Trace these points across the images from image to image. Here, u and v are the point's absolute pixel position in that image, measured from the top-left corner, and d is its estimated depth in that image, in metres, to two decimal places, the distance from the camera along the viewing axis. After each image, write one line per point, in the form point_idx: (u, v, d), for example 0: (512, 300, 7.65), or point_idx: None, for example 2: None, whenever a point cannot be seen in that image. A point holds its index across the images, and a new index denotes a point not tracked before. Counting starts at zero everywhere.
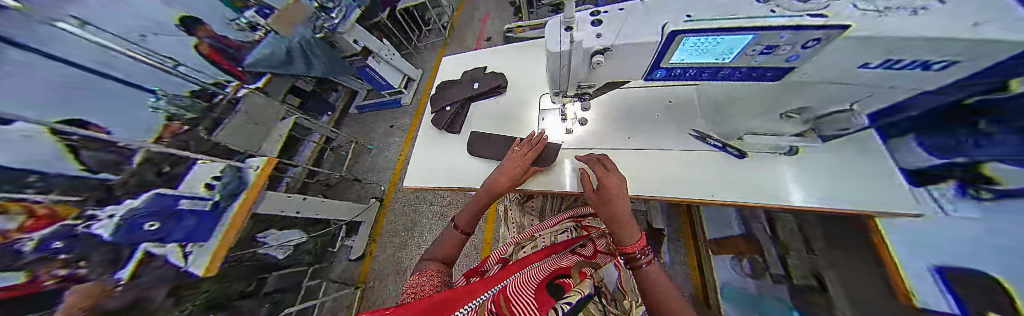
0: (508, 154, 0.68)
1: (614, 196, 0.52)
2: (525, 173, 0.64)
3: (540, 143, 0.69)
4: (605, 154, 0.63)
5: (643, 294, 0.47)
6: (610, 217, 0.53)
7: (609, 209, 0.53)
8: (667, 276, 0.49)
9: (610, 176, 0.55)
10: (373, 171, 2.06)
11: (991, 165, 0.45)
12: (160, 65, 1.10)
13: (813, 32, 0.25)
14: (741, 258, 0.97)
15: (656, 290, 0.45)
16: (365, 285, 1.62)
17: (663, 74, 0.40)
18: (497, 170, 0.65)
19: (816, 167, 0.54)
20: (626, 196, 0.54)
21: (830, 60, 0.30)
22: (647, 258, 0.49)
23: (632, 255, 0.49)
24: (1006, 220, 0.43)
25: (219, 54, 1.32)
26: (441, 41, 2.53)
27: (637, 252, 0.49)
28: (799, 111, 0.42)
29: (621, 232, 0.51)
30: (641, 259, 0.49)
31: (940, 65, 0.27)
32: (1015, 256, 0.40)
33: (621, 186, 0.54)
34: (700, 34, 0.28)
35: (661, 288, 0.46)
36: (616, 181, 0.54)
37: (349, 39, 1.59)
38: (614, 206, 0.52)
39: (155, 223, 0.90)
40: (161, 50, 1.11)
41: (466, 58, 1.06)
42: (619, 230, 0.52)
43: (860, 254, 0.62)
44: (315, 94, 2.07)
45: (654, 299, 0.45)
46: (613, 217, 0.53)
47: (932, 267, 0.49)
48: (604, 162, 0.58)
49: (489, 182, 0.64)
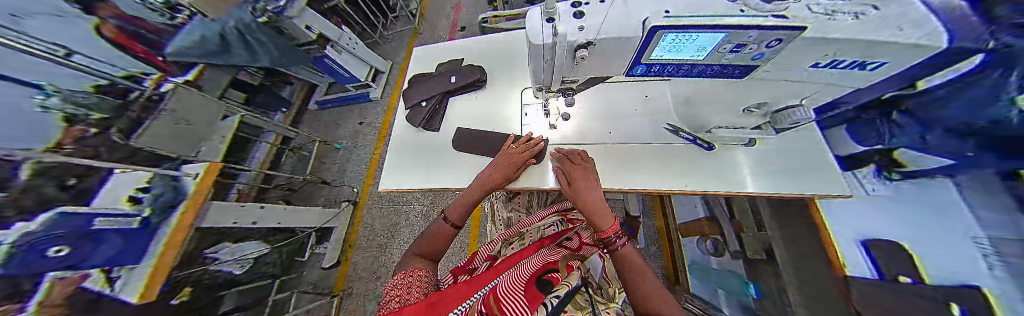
0: (503, 150, 0.68)
1: (580, 188, 0.57)
2: (517, 170, 0.64)
3: (538, 145, 0.67)
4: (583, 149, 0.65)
5: (622, 276, 0.49)
6: (585, 208, 0.56)
7: (580, 200, 0.57)
8: (641, 259, 0.52)
9: (581, 167, 0.60)
10: (344, 173, 1.90)
11: (900, 151, 0.59)
12: (50, 56, 0.86)
13: (777, 31, 0.26)
14: (705, 238, 1.08)
15: (635, 279, 0.47)
16: (341, 292, 1.55)
17: (644, 69, 0.41)
18: (491, 166, 0.64)
19: (770, 156, 0.61)
20: (596, 187, 0.58)
21: (786, 59, 0.32)
22: (621, 241, 0.52)
23: (608, 240, 0.52)
24: (912, 195, 0.58)
25: (129, 38, 1.11)
26: (411, 29, 2.36)
27: (611, 236, 0.52)
28: (759, 106, 0.45)
29: (597, 220, 0.55)
30: (617, 242, 0.52)
31: (873, 66, 0.31)
32: (925, 225, 0.53)
33: (588, 178, 0.59)
34: (678, 30, 0.28)
35: (635, 273, 0.48)
36: (592, 178, 0.59)
37: (301, 26, 1.39)
38: (582, 197, 0.56)
39: (65, 248, 0.72)
40: (43, 35, 0.86)
41: (440, 49, 0.99)
42: (596, 220, 0.55)
43: (801, 232, 0.72)
44: (267, 88, 1.81)
45: (633, 286, 0.46)
46: (586, 208, 0.56)
47: (857, 239, 0.60)
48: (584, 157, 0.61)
49: (484, 176, 0.63)
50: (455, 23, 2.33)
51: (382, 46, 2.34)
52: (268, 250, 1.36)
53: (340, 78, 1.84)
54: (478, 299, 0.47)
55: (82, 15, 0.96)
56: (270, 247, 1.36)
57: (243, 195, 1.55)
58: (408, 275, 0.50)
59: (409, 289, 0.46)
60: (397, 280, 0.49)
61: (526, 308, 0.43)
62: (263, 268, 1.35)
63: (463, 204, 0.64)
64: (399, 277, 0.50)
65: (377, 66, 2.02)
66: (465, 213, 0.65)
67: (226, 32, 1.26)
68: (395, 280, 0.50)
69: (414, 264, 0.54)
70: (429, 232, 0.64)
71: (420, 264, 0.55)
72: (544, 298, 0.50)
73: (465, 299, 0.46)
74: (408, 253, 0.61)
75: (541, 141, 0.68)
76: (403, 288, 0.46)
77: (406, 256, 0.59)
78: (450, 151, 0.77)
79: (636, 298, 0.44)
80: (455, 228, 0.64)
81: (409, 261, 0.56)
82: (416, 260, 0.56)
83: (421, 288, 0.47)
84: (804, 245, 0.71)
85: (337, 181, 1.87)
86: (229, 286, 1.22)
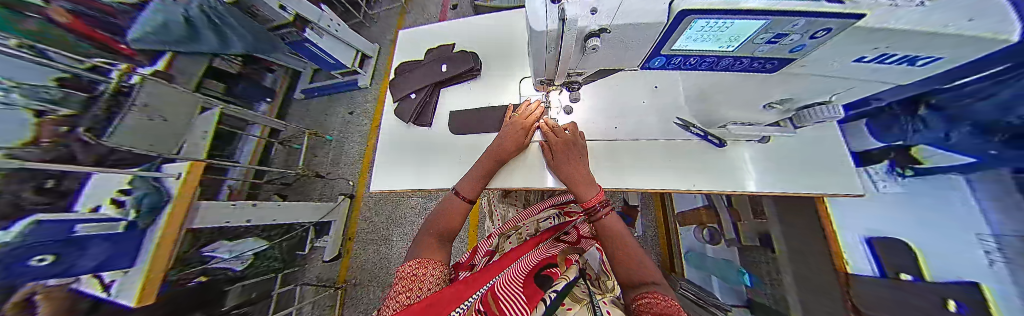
0: (507, 121, 0.65)
1: (561, 161, 0.58)
2: (527, 136, 0.63)
3: (538, 110, 0.64)
4: (574, 123, 0.63)
5: (603, 240, 0.54)
6: (567, 179, 0.58)
7: (566, 174, 0.58)
8: (623, 225, 0.55)
9: (564, 140, 0.59)
10: (338, 165, 1.85)
11: (920, 148, 0.58)
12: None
13: (828, 21, 0.22)
14: (702, 227, 1.10)
15: (623, 258, 0.49)
16: (346, 284, 1.57)
17: (663, 61, 0.36)
18: (501, 135, 0.63)
19: (782, 151, 0.58)
20: (579, 159, 0.59)
21: (826, 52, 0.28)
22: (605, 209, 0.54)
23: (591, 209, 0.54)
24: (928, 194, 0.56)
25: (84, 23, 1.00)
26: (397, 8, 2.17)
27: (596, 205, 0.54)
28: (782, 102, 0.42)
29: (581, 190, 0.56)
30: (600, 212, 0.54)
31: (924, 62, 0.27)
32: (927, 223, 0.54)
33: (576, 151, 0.59)
34: (710, 16, 0.23)
35: (619, 238, 0.52)
36: (575, 152, 0.59)
37: (274, 6, 1.23)
38: (564, 169, 0.58)
39: (50, 256, 0.69)
40: None
41: (428, 33, 0.90)
42: (580, 190, 0.56)
43: (806, 221, 0.72)
44: (246, 76, 1.68)
45: (626, 273, 0.47)
46: (573, 179, 0.57)
47: (862, 238, 0.61)
48: (572, 131, 0.60)
49: (494, 147, 0.62)
50: (445, 1, 2.13)
51: (367, 28, 2.16)
52: (266, 246, 1.34)
53: (323, 64, 1.70)
54: (478, 295, 0.45)
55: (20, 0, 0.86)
56: (268, 243, 1.35)
57: (235, 191, 1.50)
58: (418, 265, 0.48)
59: (417, 283, 0.45)
60: (410, 269, 0.48)
61: (525, 307, 0.42)
62: (265, 264, 1.33)
63: (476, 179, 0.62)
64: (409, 265, 0.49)
65: (363, 51, 1.88)
66: (478, 189, 0.62)
67: (191, 15, 1.10)
68: (405, 269, 0.48)
69: (426, 253, 0.52)
70: (441, 208, 0.63)
71: (433, 248, 0.54)
72: (543, 294, 0.50)
73: (463, 299, 0.42)
74: (421, 232, 0.60)
75: (540, 104, 0.65)
76: (415, 280, 0.45)
77: (419, 235, 0.59)
78: (446, 147, 0.73)
79: (619, 268, 0.49)
80: (468, 202, 0.62)
81: (422, 247, 0.54)
82: (428, 244, 0.55)
83: (433, 283, 0.46)
84: (804, 233, 0.72)
85: (331, 175, 1.83)
86: (235, 281, 1.22)
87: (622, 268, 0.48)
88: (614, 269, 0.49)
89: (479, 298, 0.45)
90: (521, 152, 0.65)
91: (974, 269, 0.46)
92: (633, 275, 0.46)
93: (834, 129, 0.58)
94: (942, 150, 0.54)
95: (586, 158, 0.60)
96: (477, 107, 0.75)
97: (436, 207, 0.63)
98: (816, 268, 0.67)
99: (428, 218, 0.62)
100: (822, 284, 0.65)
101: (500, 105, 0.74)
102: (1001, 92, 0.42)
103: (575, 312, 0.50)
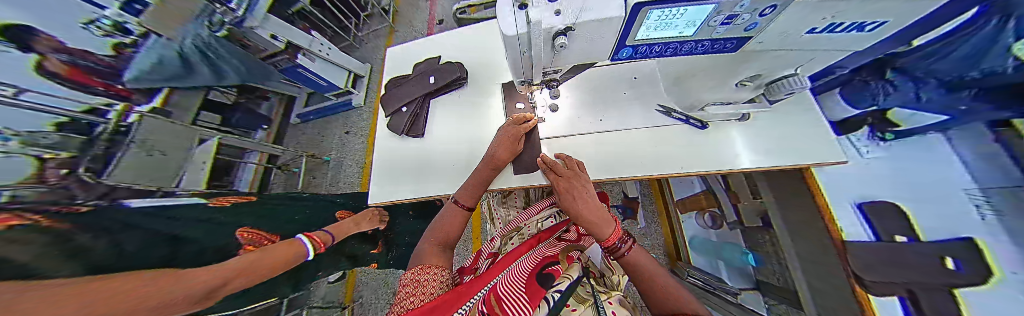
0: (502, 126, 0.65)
1: (569, 196, 0.51)
2: (519, 142, 0.63)
3: (524, 123, 0.64)
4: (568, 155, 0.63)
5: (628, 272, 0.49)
6: (576, 219, 0.50)
7: (576, 208, 0.50)
8: (648, 254, 0.50)
9: (569, 178, 0.55)
10: (338, 184, 1.86)
11: (895, 111, 0.59)
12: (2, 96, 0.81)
13: (771, 0, 0.24)
14: (704, 212, 1.14)
15: (644, 274, 0.46)
16: (353, 304, 1.54)
17: (629, 52, 0.38)
18: (494, 143, 0.63)
19: (763, 124, 0.60)
20: (593, 197, 0.52)
21: (781, 26, 0.30)
22: (627, 245, 0.47)
23: (613, 248, 0.47)
24: (910, 157, 0.55)
25: (81, 72, 1.03)
26: (385, 27, 2.24)
27: (616, 243, 0.47)
28: (752, 79, 0.44)
29: (596, 228, 0.48)
30: (622, 249, 0.47)
31: (872, 26, 0.29)
32: (917, 178, 0.53)
33: (587, 191, 0.52)
34: (663, 6, 0.25)
35: (640, 266, 0.47)
36: (581, 190, 0.52)
37: (266, 35, 1.27)
38: (572, 209, 0.51)
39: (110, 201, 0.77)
40: None
41: (415, 48, 0.93)
42: (593, 228, 0.49)
43: (797, 197, 0.70)
44: (241, 106, 1.73)
45: (640, 281, 0.47)
46: (583, 218, 0.49)
47: (854, 203, 0.59)
48: (570, 165, 0.58)
49: (489, 155, 0.63)
50: (431, 17, 2.20)
51: (358, 49, 2.23)
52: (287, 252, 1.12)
53: (317, 87, 1.74)
54: (479, 296, 0.43)
55: (18, 53, 0.86)
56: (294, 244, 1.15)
57: None
58: (421, 271, 0.48)
59: (422, 289, 0.44)
60: (413, 277, 0.48)
61: (529, 307, 0.40)
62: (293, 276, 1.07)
63: (473, 186, 0.63)
64: (413, 272, 0.49)
65: (356, 71, 1.92)
66: (476, 196, 0.63)
67: (185, 51, 1.15)
68: (408, 277, 0.49)
69: (429, 260, 0.52)
70: (442, 217, 0.63)
71: (435, 255, 0.54)
72: (547, 293, 0.48)
73: (464, 301, 0.42)
74: (422, 241, 0.60)
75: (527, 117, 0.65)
76: (418, 287, 0.45)
77: (421, 245, 0.59)
78: (441, 153, 0.74)
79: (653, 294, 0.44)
80: (467, 210, 0.63)
81: (425, 254, 0.54)
82: (428, 252, 0.55)
83: (432, 289, 0.45)
84: (800, 206, 0.69)
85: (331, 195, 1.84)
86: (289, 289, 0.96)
87: (654, 296, 0.44)
88: (645, 297, 0.46)
89: (479, 299, 0.43)
90: (514, 158, 0.65)
91: (959, 218, 0.45)
92: (656, 290, 0.44)
93: (809, 102, 0.61)
94: (913, 109, 0.56)
95: (593, 192, 0.52)
96: (466, 112, 0.78)
97: (439, 214, 0.63)
98: (814, 243, 0.65)
99: (432, 224, 0.62)
100: (821, 254, 0.62)
101: (489, 111, 0.77)
102: (957, 51, 0.44)
103: (579, 312, 0.50)
